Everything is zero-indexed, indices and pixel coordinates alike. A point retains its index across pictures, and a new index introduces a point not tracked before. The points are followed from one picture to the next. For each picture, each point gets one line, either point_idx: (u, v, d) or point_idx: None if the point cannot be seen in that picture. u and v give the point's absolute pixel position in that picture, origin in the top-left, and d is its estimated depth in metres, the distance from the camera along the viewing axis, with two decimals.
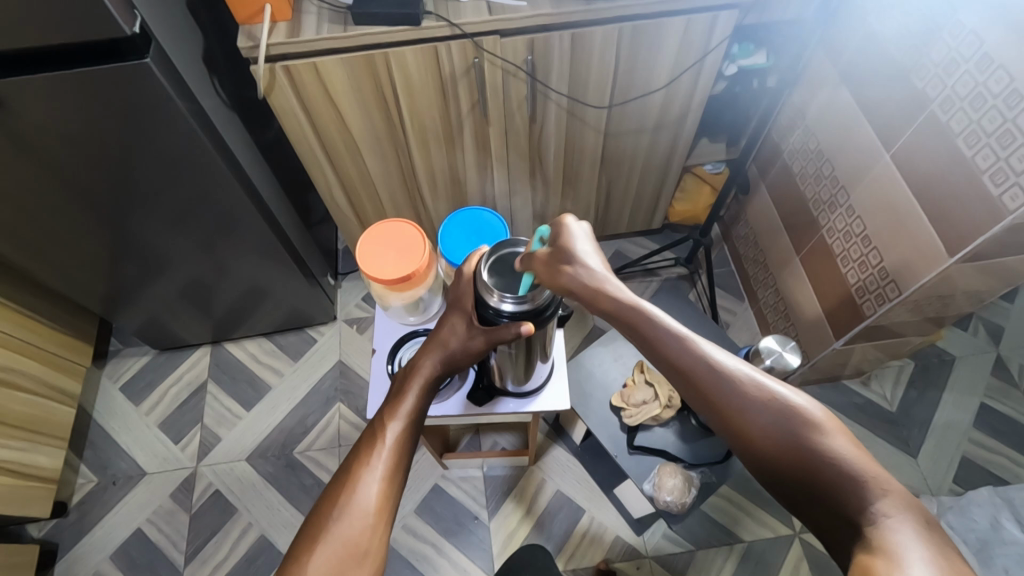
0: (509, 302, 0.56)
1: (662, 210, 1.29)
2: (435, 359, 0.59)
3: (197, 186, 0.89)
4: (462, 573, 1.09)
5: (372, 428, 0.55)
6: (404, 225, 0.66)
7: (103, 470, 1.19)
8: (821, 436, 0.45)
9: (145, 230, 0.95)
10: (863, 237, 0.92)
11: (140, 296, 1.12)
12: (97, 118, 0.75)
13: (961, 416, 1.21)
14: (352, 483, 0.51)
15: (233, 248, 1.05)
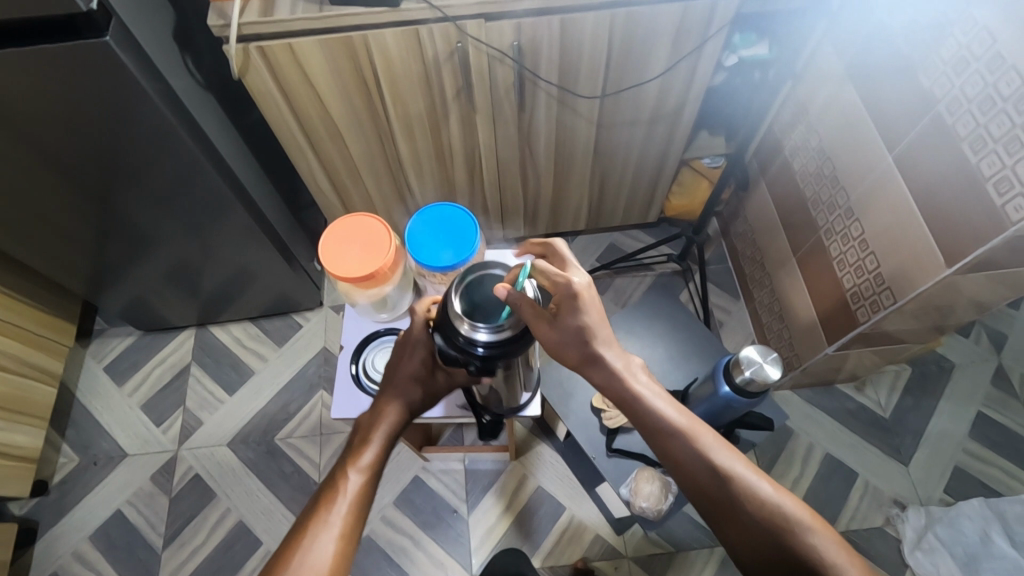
0: (485, 331, 0.52)
1: (658, 203, 1.25)
2: (403, 404, 0.59)
3: (172, 169, 0.87)
4: (438, 566, 1.09)
5: (331, 479, 0.55)
6: (370, 220, 0.63)
7: (85, 450, 1.19)
8: (803, 532, 0.52)
9: (120, 212, 0.93)
10: (861, 241, 0.88)
11: (122, 277, 1.11)
12: (62, 97, 0.72)
13: (956, 425, 1.18)
14: (304, 542, 0.51)
15: (213, 231, 1.03)
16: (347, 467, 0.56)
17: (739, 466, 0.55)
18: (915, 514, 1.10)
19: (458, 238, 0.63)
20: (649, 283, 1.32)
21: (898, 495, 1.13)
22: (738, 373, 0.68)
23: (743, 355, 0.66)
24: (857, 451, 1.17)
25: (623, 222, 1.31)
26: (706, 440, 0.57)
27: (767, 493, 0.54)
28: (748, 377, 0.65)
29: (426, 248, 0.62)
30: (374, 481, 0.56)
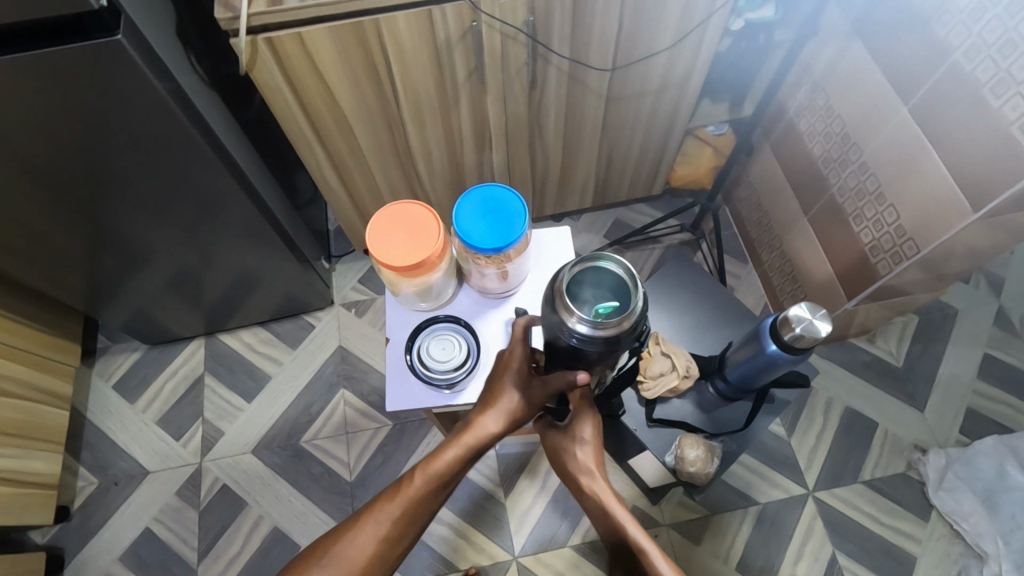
0: (584, 326, 0.53)
1: (664, 174, 1.26)
2: (481, 431, 0.62)
3: (181, 172, 0.84)
4: (480, 551, 1.09)
5: (404, 477, 0.63)
6: (416, 207, 0.61)
7: (103, 471, 1.15)
8: None
9: (129, 222, 0.90)
10: (877, 195, 0.90)
11: (128, 289, 1.07)
12: (69, 102, 0.69)
13: (965, 367, 1.22)
14: (361, 524, 0.61)
15: (222, 235, 1.00)
16: (418, 474, 0.62)
17: None
18: (935, 456, 1.14)
19: (505, 220, 0.61)
20: (659, 255, 1.32)
21: (918, 439, 1.16)
22: (786, 331, 0.68)
23: (790, 313, 0.67)
24: (875, 401, 1.20)
25: (628, 196, 1.32)
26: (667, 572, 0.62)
27: None
28: (797, 334, 0.66)
29: (474, 232, 0.61)
30: (438, 492, 0.62)
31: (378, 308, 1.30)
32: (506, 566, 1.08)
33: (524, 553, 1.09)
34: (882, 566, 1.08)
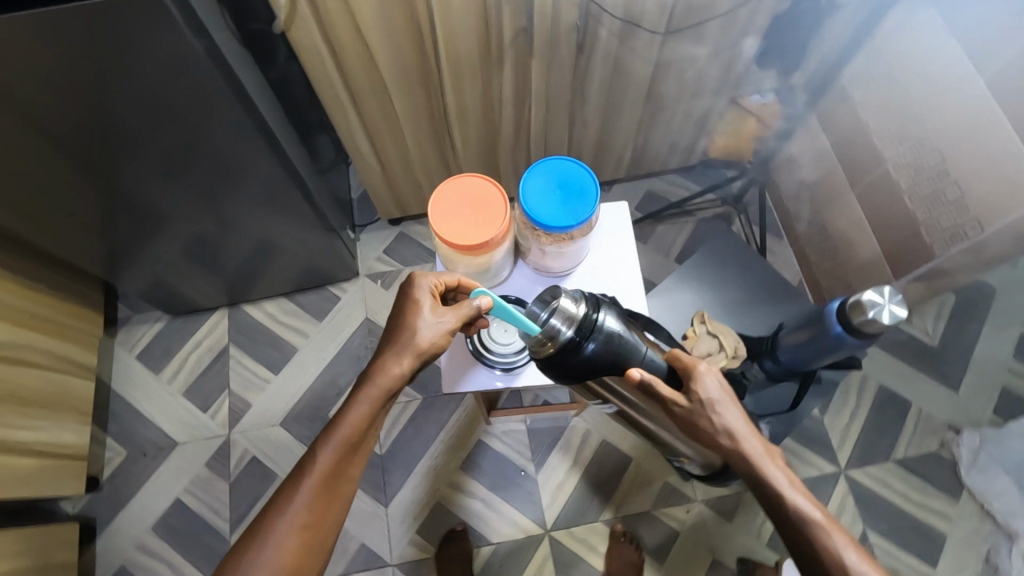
0: (562, 325, 0.57)
1: (701, 145, 1.21)
2: (392, 372, 0.58)
3: (196, 133, 0.78)
4: (513, 524, 1.10)
5: (307, 456, 0.55)
6: (483, 181, 0.60)
7: (131, 442, 1.14)
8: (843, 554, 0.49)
9: (139, 184, 0.85)
10: (938, 170, 0.86)
11: (144, 256, 1.03)
12: (79, 50, 0.63)
13: (1001, 348, 1.19)
14: (273, 521, 0.53)
15: (239, 201, 0.94)
16: (323, 445, 0.55)
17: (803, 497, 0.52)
18: (968, 436, 1.13)
19: (575, 197, 0.58)
20: (691, 229, 1.29)
21: (952, 419, 1.15)
22: (855, 314, 0.66)
23: (864, 298, 0.64)
24: (908, 380, 1.18)
25: (663, 167, 1.27)
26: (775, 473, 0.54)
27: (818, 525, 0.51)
28: (870, 318, 0.64)
29: (541, 210, 0.58)
30: (351, 456, 0.56)
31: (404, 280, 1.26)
32: (538, 540, 1.09)
33: (556, 526, 1.09)
34: (912, 543, 1.08)
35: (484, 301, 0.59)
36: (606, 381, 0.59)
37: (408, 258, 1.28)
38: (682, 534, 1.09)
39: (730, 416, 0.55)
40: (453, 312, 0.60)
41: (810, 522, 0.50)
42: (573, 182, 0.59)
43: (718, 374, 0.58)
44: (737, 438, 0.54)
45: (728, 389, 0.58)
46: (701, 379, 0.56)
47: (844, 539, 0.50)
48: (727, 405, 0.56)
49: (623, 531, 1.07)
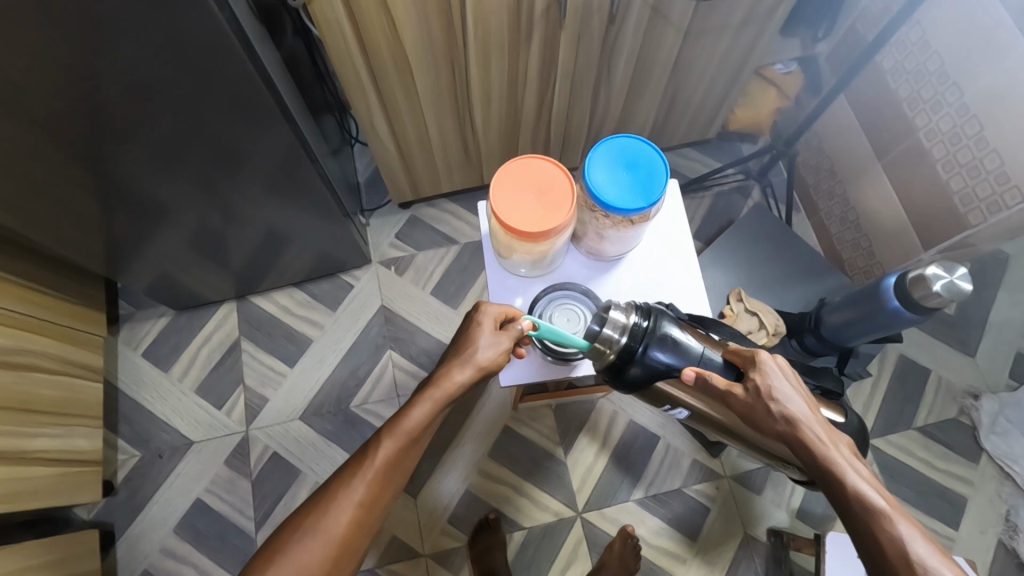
0: (618, 333, 0.56)
1: (721, 118, 1.18)
2: (459, 376, 0.55)
3: (196, 117, 0.67)
4: (544, 509, 1.09)
5: (370, 443, 0.52)
6: (546, 167, 0.59)
7: (145, 444, 1.11)
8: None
9: (135, 176, 0.75)
10: (978, 138, 0.84)
11: (143, 251, 0.95)
12: (64, 29, 0.53)
13: (1017, 313, 1.19)
14: (328, 502, 0.49)
15: (243, 188, 0.84)
16: (386, 435, 0.52)
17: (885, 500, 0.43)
18: (986, 402, 1.14)
19: (643, 180, 0.58)
20: (709, 204, 1.27)
21: (971, 385, 1.17)
22: (917, 288, 0.68)
23: (929, 271, 0.66)
24: (927, 349, 1.19)
25: (680, 142, 1.24)
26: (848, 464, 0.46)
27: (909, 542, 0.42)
28: (935, 292, 0.65)
29: (610, 193, 0.57)
30: (412, 452, 0.53)
31: (419, 265, 1.22)
32: (571, 522, 1.08)
33: (588, 509, 1.09)
34: (934, 507, 1.11)
35: (528, 322, 0.58)
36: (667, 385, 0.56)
37: (422, 242, 1.24)
38: (714, 510, 1.09)
39: (795, 404, 0.48)
40: (506, 331, 0.57)
41: (886, 525, 0.42)
42: (639, 165, 0.59)
43: (783, 362, 0.51)
44: (801, 429, 0.47)
45: (796, 378, 0.50)
46: (762, 366, 0.50)
47: (931, 549, 0.41)
48: (793, 393, 0.48)
49: (630, 532, 1.03)
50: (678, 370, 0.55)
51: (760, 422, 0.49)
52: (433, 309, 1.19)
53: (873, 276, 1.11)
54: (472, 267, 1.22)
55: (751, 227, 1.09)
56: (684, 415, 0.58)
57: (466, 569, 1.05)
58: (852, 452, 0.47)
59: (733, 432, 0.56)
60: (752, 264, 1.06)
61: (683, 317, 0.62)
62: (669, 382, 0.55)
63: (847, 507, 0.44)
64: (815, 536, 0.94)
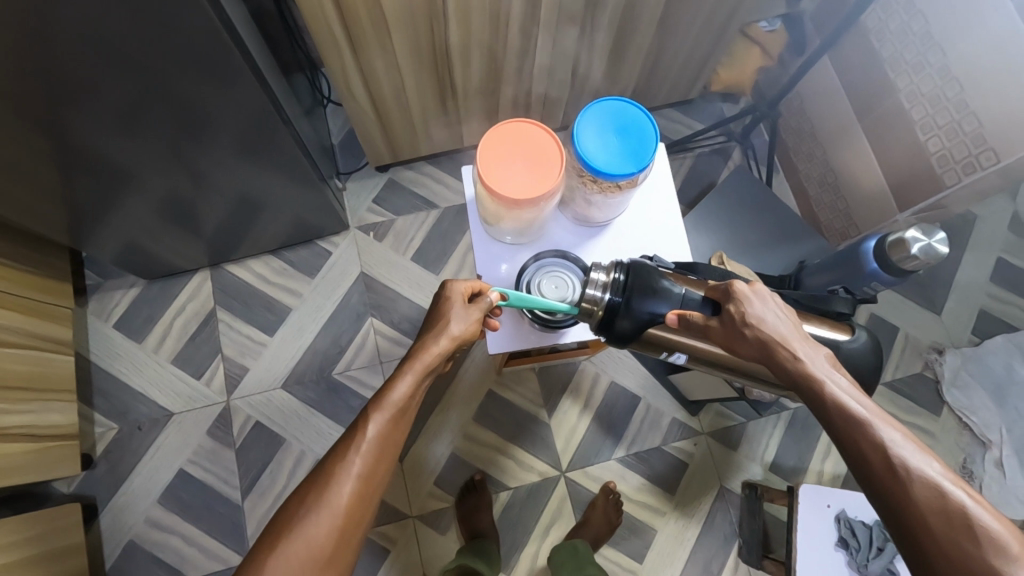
0: (597, 290, 0.54)
1: (704, 77, 1.16)
2: (437, 345, 0.55)
3: (151, 73, 0.62)
4: (528, 469, 1.11)
5: (358, 418, 0.51)
6: (533, 132, 0.58)
7: (123, 416, 1.09)
8: (939, 487, 0.37)
9: (90, 138, 0.70)
10: (957, 100, 0.85)
11: (106, 219, 0.90)
12: None
13: (982, 271, 1.23)
14: (326, 476, 0.48)
15: (211, 153, 0.80)
16: (374, 408, 0.51)
17: (869, 408, 0.40)
18: (950, 357, 1.19)
19: (632, 145, 0.57)
20: (690, 165, 1.27)
21: (936, 341, 1.21)
22: (895, 251, 0.69)
23: (908, 234, 0.68)
24: (897, 308, 1.23)
25: (663, 101, 1.23)
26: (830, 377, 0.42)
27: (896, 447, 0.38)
28: (912, 255, 0.67)
29: (599, 158, 0.56)
30: (402, 422, 0.52)
31: (398, 231, 1.20)
32: (555, 481, 1.11)
33: (572, 468, 1.12)
34: None
35: (496, 294, 0.59)
36: (658, 334, 0.53)
37: (401, 206, 1.21)
38: (691, 466, 1.13)
39: (769, 325, 0.45)
40: (475, 305, 0.58)
41: (869, 433, 0.39)
42: (628, 129, 0.58)
43: (760, 285, 0.47)
44: (777, 348, 0.44)
45: (775, 298, 0.47)
46: (734, 291, 0.47)
47: (919, 451, 0.38)
48: (769, 314, 0.46)
49: (611, 488, 1.08)
50: (661, 315, 0.52)
51: (738, 349, 0.47)
52: (414, 276, 1.17)
53: (849, 237, 1.12)
54: (453, 231, 1.20)
55: (731, 190, 1.10)
56: (684, 359, 0.56)
57: (453, 529, 1.08)
58: (837, 364, 0.44)
59: (731, 364, 0.53)
60: (732, 227, 1.07)
61: (670, 269, 0.61)
62: (658, 329, 0.53)
63: (829, 421, 0.41)
64: (788, 488, 0.98)
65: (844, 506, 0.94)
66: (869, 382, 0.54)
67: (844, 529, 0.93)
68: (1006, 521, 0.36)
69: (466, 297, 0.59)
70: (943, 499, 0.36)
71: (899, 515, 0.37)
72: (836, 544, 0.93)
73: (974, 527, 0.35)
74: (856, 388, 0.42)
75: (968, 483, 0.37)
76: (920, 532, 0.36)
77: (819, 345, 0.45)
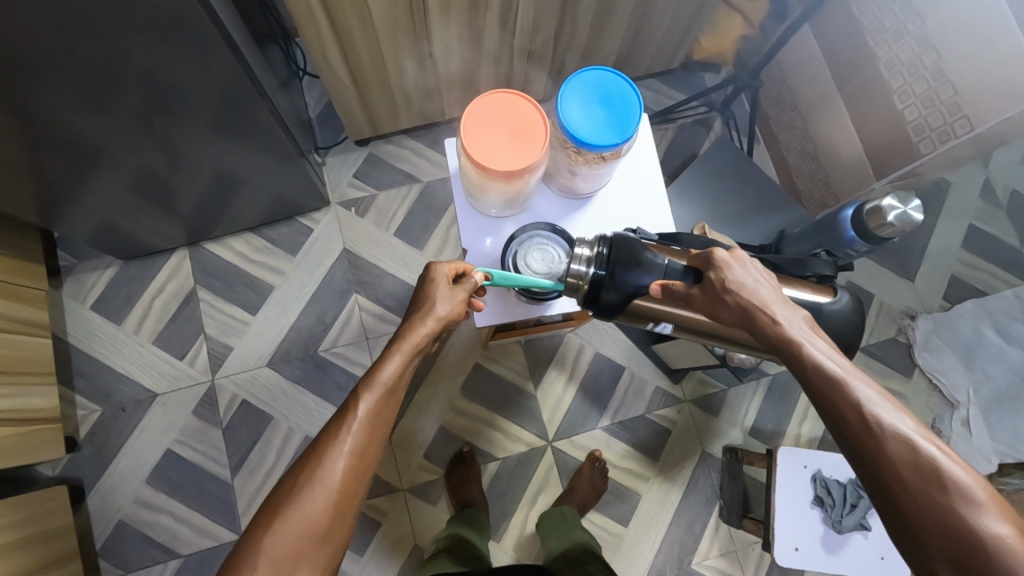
0: (583, 264, 0.54)
1: (687, 47, 1.16)
2: (424, 325, 0.55)
3: (117, 43, 0.60)
4: (516, 440, 1.13)
5: (348, 398, 0.51)
6: (518, 102, 0.58)
7: (106, 398, 1.08)
8: (910, 439, 0.38)
9: (56, 112, 0.67)
10: (934, 69, 0.85)
11: (77, 197, 0.88)
12: None
13: (954, 238, 1.26)
14: (319, 453, 0.48)
15: (184, 127, 0.78)
16: (363, 388, 0.51)
17: (844, 367, 0.41)
18: (922, 323, 1.23)
19: (616, 114, 0.57)
20: (672, 136, 1.27)
21: (909, 307, 1.25)
22: (873, 220, 0.71)
23: (884, 202, 0.69)
24: (873, 275, 1.26)
25: (645, 71, 1.22)
26: (808, 340, 0.44)
27: (871, 403, 0.39)
28: (889, 223, 0.69)
29: (584, 128, 0.56)
30: (392, 401, 0.52)
31: (380, 206, 1.18)
32: (542, 451, 1.13)
33: (559, 438, 1.14)
34: None
35: (481, 275, 0.60)
36: (644, 305, 0.54)
37: (382, 181, 1.20)
38: (674, 433, 1.16)
39: (748, 289, 0.47)
40: (460, 286, 0.58)
41: (842, 389, 0.40)
42: (612, 98, 0.58)
43: (741, 253, 0.49)
44: (756, 312, 0.46)
45: (755, 265, 0.49)
46: (719, 260, 0.49)
47: (892, 406, 0.39)
48: (749, 279, 0.47)
49: (597, 456, 1.11)
50: (646, 286, 0.53)
51: (720, 315, 0.48)
52: (397, 251, 1.16)
53: (828, 206, 1.14)
54: (436, 206, 1.19)
55: (713, 161, 1.10)
56: (670, 328, 0.57)
57: (443, 500, 1.10)
58: (816, 328, 0.45)
59: (717, 333, 0.54)
60: (714, 198, 1.08)
61: (653, 240, 0.61)
62: (643, 300, 0.54)
63: (805, 380, 0.42)
64: (768, 451, 1.02)
65: (820, 466, 0.98)
66: (853, 344, 0.55)
67: (820, 489, 0.96)
68: (977, 473, 0.37)
69: (451, 278, 0.59)
70: (913, 451, 0.37)
71: (873, 466, 0.38)
72: (812, 503, 0.97)
73: (944, 477, 0.36)
74: (833, 349, 0.44)
75: (940, 437, 0.38)
76: (894, 483, 0.37)
77: (798, 309, 0.47)
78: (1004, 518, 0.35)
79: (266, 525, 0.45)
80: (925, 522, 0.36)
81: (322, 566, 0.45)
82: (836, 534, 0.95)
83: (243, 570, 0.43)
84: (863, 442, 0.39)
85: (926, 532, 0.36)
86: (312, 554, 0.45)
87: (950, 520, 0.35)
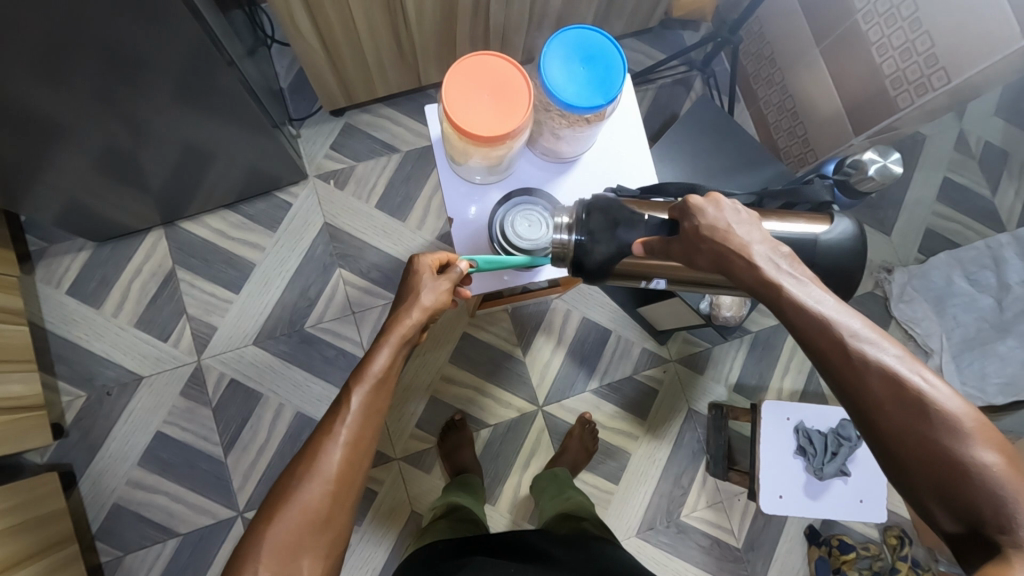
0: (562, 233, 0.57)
1: (664, 4, 1.14)
2: (412, 315, 0.55)
3: (72, 10, 0.57)
4: (507, 406, 1.15)
5: (340, 392, 0.50)
6: (500, 62, 0.56)
7: (90, 383, 1.07)
8: (897, 376, 0.36)
9: (9, 86, 0.64)
10: (912, 20, 0.85)
11: (40, 176, 0.84)
12: None
13: (928, 191, 1.29)
14: (315, 445, 0.47)
15: (148, 99, 0.75)
16: (355, 380, 0.50)
17: (828, 304, 0.39)
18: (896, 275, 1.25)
19: (601, 75, 0.56)
20: (653, 96, 1.26)
21: (885, 261, 1.27)
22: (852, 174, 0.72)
23: (866, 158, 0.70)
24: None
25: (624, 30, 1.20)
26: (791, 279, 0.40)
27: (857, 341, 0.37)
28: (869, 176, 0.70)
29: (567, 89, 0.56)
30: (384, 391, 0.51)
31: (359, 176, 1.16)
32: (533, 416, 1.15)
33: (548, 402, 1.16)
34: None
35: (465, 263, 0.61)
36: (629, 264, 0.54)
37: (361, 151, 1.17)
38: (661, 391, 1.19)
39: (725, 233, 0.43)
40: (445, 275, 0.59)
41: (830, 330, 0.38)
42: (595, 56, 0.57)
43: (717, 195, 0.46)
44: (733, 258, 0.43)
45: (733, 205, 0.45)
46: (697, 210, 0.45)
47: (878, 340, 0.37)
48: (724, 221, 0.44)
49: (588, 417, 1.14)
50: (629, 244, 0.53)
51: (696, 262, 0.46)
52: (378, 222, 1.15)
53: (807, 163, 1.15)
54: (416, 175, 1.17)
55: (694, 121, 1.10)
56: (663, 284, 0.56)
57: (438, 466, 1.12)
58: (797, 263, 0.42)
59: (710, 282, 0.51)
60: (695, 158, 1.08)
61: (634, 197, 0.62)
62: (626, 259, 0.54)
63: (790, 323, 0.40)
64: (751, 406, 1.05)
65: (802, 418, 1.01)
66: (850, 271, 0.55)
67: (802, 439, 1.00)
68: (964, 399, 0.36)
69: (435, 269, 0.60)
70: (897, 385, 0.36)
71: (860, 402, 0.37)
72: (794, 452, 1.00)
73: (929, 410, 0.35)
74: (817, 286, 0.40)
75: (927, 367, 0.37)
76: (879, 418, 0.36)
77: (780, 244, 0.43)
78: (989, 445, 0.35)
79: (266, 520, 0.44)
80: (912, 455, 0.35)
81: (325, 554, 0.44)
82: (817, 481, 0.99)
83: (247, 567, 0.42)
84: (850, 381, 0.37)
85: (915, 465, 0.35)
86: (313, 544, 0.44)
87: (939, 450, 0.35)
